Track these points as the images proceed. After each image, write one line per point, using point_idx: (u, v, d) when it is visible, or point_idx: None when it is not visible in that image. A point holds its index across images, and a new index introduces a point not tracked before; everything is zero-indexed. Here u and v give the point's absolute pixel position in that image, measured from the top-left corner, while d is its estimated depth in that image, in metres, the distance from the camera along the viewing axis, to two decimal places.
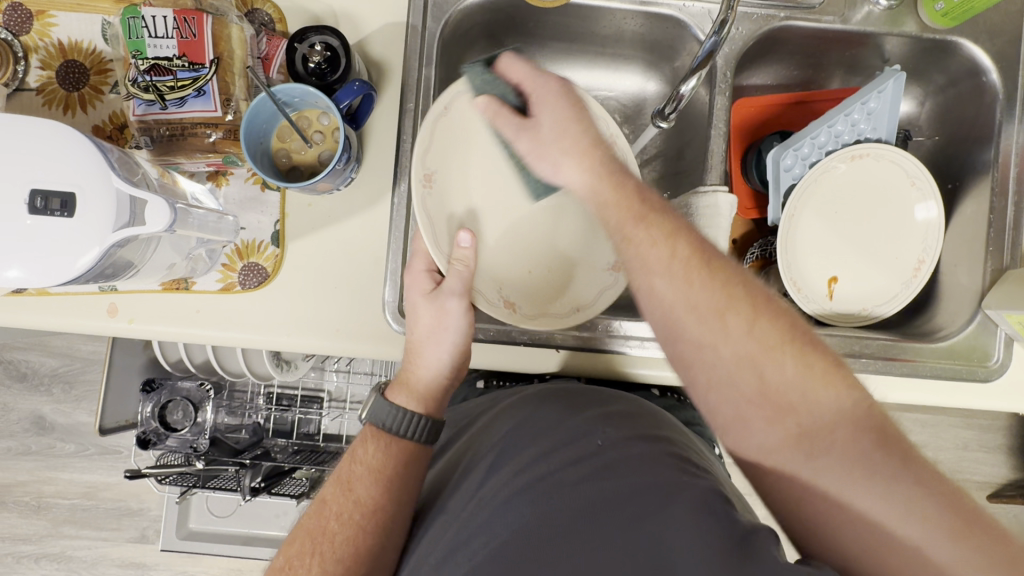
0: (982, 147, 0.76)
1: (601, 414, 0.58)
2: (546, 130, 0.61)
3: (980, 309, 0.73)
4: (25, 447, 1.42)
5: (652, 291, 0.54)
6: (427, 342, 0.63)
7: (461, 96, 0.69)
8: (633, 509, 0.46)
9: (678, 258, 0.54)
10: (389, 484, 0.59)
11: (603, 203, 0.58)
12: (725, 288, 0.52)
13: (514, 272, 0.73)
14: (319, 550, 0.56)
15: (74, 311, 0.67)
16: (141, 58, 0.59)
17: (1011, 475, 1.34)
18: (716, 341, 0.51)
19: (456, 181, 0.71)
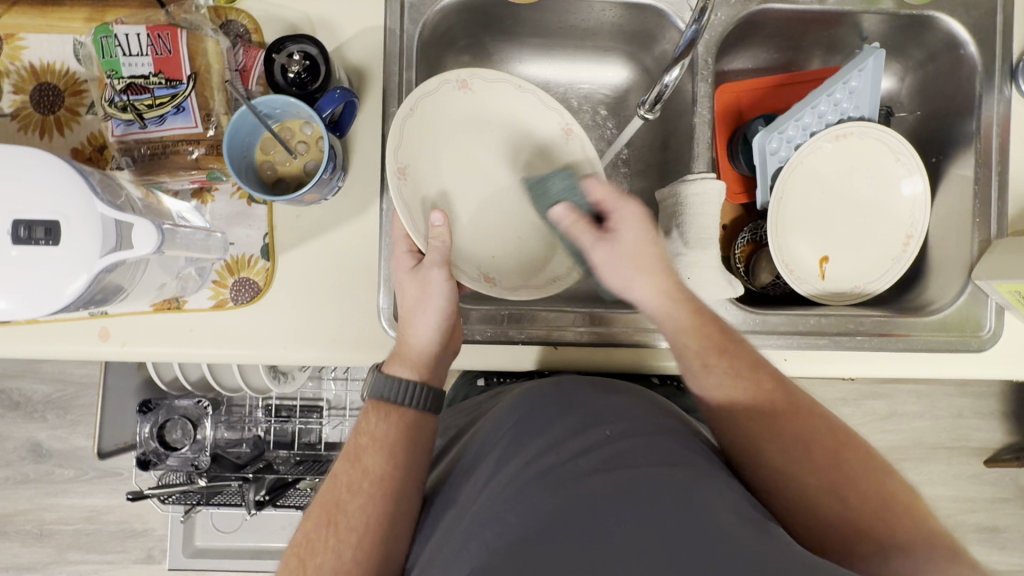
0: (963, 119, 0.77)
1: (608, 399, 0.58)
2: (626, 245, 0.61)
3: (970, 279, 0.74)
4: (25, 475, 1.40)
5: (735, 419, 0.57)
6: (416, 312, 0.62)
7: (428, 97, 0.69)
8: (647, 501, 0.45)
9: (761, 388, 0.58)
10: (396, 454, 0.59)
11: (681, 327, 0.60)
12: (806, 420, 0.57)
13: (496, 248, 0.74)
14: (334, 522, 0.55)
15: (67, 337, 0.66)
16: (117, 78, 0.59)
17: (1008, 439, 1.36)
18: (778, 438, 0.56)
19: (429, 174, 0.71)
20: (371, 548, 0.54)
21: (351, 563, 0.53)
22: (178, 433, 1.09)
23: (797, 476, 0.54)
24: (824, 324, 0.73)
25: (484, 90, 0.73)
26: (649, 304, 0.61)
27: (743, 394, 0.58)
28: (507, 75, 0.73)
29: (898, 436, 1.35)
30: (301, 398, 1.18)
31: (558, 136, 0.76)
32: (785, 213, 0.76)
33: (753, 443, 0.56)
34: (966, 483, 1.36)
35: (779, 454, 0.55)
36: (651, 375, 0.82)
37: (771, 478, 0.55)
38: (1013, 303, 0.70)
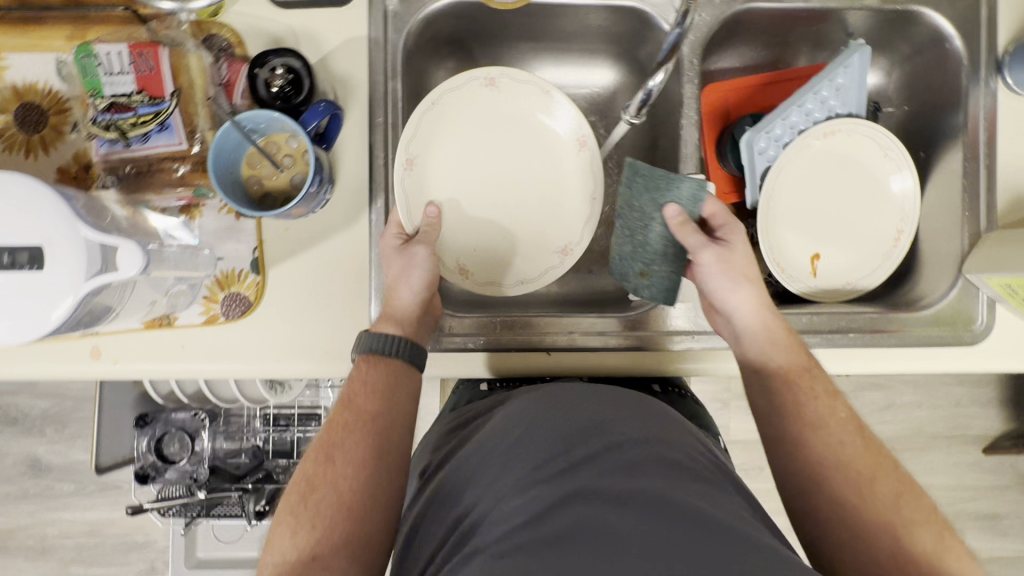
0: (950, 113, 0.77)
1: (614, 406, 0.57)
2: (736, 256, 0.68)
3: (961, 274, 0.74)
4: (24, 491, 1.40)
5: (802, 443, 0.60)
6: (401, 279, 0.65)
7: (450, 93, 0.72)
8: (664, 513, 0.45)
9: (837, 416, 0.61)
10: (387, 398, 0.60)
11: (771, 334, 0.65)
12: (874, 456, 0.59)
13: (489, 246, 0.75)
14: (333, 464, 0.57)
15: (59, 357, 0.66)
16: (99, 97, 0.61)
17: (1006, 427, 1.36)
18: (842, 465, 0.58)
19: (436, 170, 0.74)
20: (369, 484, 0.56)
21: (350, 499, 0.55)
22: (175, 446, 1.11)
23: (847, 508, 0.57)
24: (817, 323, 0.73)
25: (509, 90, 0.74)
26: (744, 313, 0.66)
27: (825, 423, 0.61)
28: (535, 78, 0.73)
29: (896, 427, 1.35)
30: (300, 406, 1.13)
31: (573, 146, 0.75)
32: (784, 198, 0.77)
33: (815, 466, 0.59)
34: (967, 472, 1.36)
35: (839, 484, 0.58)
36: (652, 383, 0.80)
37: (819, 504, 0.58)
38: (1004, 296, 0.70)
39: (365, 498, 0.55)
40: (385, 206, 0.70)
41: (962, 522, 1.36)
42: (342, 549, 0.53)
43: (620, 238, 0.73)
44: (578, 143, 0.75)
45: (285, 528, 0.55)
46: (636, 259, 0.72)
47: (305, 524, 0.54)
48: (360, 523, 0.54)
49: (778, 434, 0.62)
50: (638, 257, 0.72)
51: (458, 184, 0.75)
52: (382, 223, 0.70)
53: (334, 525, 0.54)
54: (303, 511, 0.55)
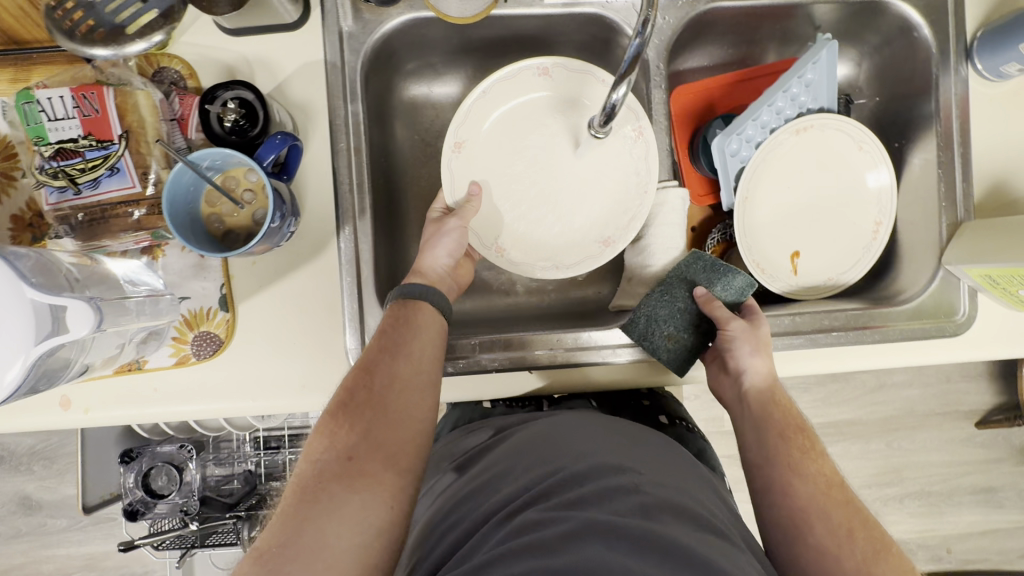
0: (922, 102, 0.76)
1: (634, 446, 0.57)
2: (761, 332, 0.67)
3: (941, 265, 0.73)
4: (17, 529, 1.38)
5: (788, 487, 0.59)
6: (429, 243, 0.69)
7: (505, 82, 0.73)
8: (674, 557, 0.44)
9: (825, 477, 0.60)
10: (418, 327, 0.62)
11: (770, 399, 0.66)
12: (857, 514, 0.58)
13: (529, 233, 0.75)
14: (375, 381, 0.58)
15: (27, 408, 0.64)
16: (44, 144, 0.58)
17: (998, 400, 1.36)
18: (824, 515, 0.57)
19: (482, 158, 0.75)
20: (404, 400, 0.57)
21: (388, 410, 0.56)
22: (162, 480, 1.05)
23: (830, 553, 0.55)
24: (798, 323, 0.72)
25: (562, 79, 0.74)
26: (756, 379, 0.66)
27: (809, 472, 0.60)
28: (591, 67, 0.72)
29: (889, 407, 1.35)
30: (290, 428, 1.12)
31: (628, 137, 0.73)
32: (809, 171, 0.76)
33: (798, 508, 0.58)
34: (960, 447, 1.37)
35: (820, 533, 0.56)
36: (658, 415, 0.77)
37: (800, 550, 0.56)
38: (985, 286, 0.69)
39: (401, 412, 0.57)
40: (353, 232, 0.67)
41: (958, 497, 1.37)
42: (379, 452, 0.54)
43: (654, 298, 0.69)
44: (634, 134, 0.73)
45: (322, 433, 0.55)
46: (667, 323, 0.69)
47: (342, 429, 0.55)
48: (396, 432, 0.55)
49: (764, 480, 0.61)
50: (670, 321, 0.69)
51: (503, 172, 0.75)
52: (351, 250, 0.67)
53: (371, 430, 0.55)
54: (341, 417, 0.56)
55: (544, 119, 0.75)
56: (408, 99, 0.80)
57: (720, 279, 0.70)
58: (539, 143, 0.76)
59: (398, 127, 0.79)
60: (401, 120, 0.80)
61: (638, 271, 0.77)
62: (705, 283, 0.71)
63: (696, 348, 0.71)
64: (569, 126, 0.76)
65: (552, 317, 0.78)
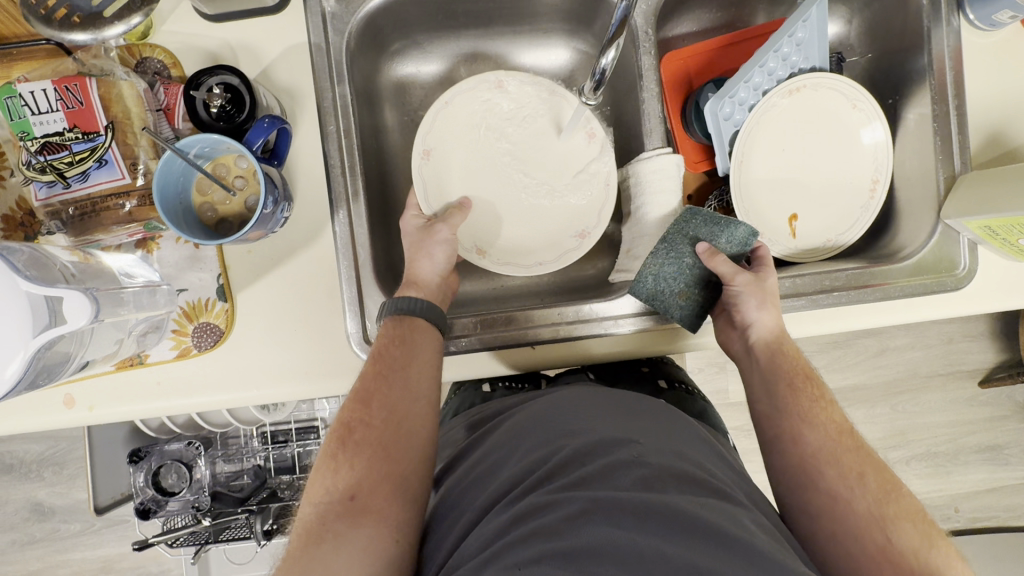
0: (914, 56, 0.75)
1: (636, 417, 0.56)
2: (767, 284, 0.67)
3: (940, 220, 0.72)
4: (31, 536, 1.39)
5: (798, 438, 0.61)
6: (419, 251, 0.68)
7: (465, 93, 0.74)
8: (679, 526, 0.44)
9: (833, 423, 0.61)
10: (415, 350, 0.62)
11: (778, 351, 0.66)
12: (866, 456, 0.59)
13: (506, 237, 0.75)
14: (370, 413, 0.59)
15: (33, 410, 0.64)
16: (30, 139, 0.57)
17: (1001, 357, 1.36)
18: (834, 461, 0.58)
19: (458, 171, 0.74)
20: (404, 430, 0.59)
21: (386, 442, 0.57)
22: (172, 478, 1.04)
23: (840, 497, 0.56)
24: (800, 286, 0.72)
25: (517, 90, 0.75)
26: (762, 333, 0.66)
27: (821, 422, 0.61)
28: (542, 78, 0.75)
29: (892, 370, 1.36)
30: (296, 421, 1.12)
31: (582, 139, 0.75)
32: (804, 138, 0.76)
33: (809, 457, 0.59)
34: (965, 406, 1.37)
35: (830, 477, 0.58)
36: (658, 379, 0.78)
37: (809, 497, 0.58)
38: (986, 238, 0.69)
39: (401, 441, 0.58)
40: (348, 215, 0.66)
41: (965, 455, 1.38)
42: (380, 486, 0.55)
43: (660, 256, 0.68)
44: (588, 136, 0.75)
45: (325, 471, 0.57)
46: (677, 280, 0.69)
47: (344, 466, 0.56)
48: (397, 464, 0.56)
49: (773, 430, 0.63)
50: (678, 278, 0.69)
51: (475, 181, 0.75)
52: (346, 234, 0.66)
53: (372, 466, 0.56)
54: (342, 454, 0.57)
55: (505, 128, 0.75)
56: (396, 81, 0.79)
57: (724, 232, 0.68)
58: (502, 153, 0.76)
59: (386, 110, 0.78)
60: (391, 102, 0.79)
61: (636, 241, 0.74)
62: (709, 238, 0.69)
63: (704, 300, 0.71)
64: (529, 135, 0.76)
65: (550, 293, 0.79)
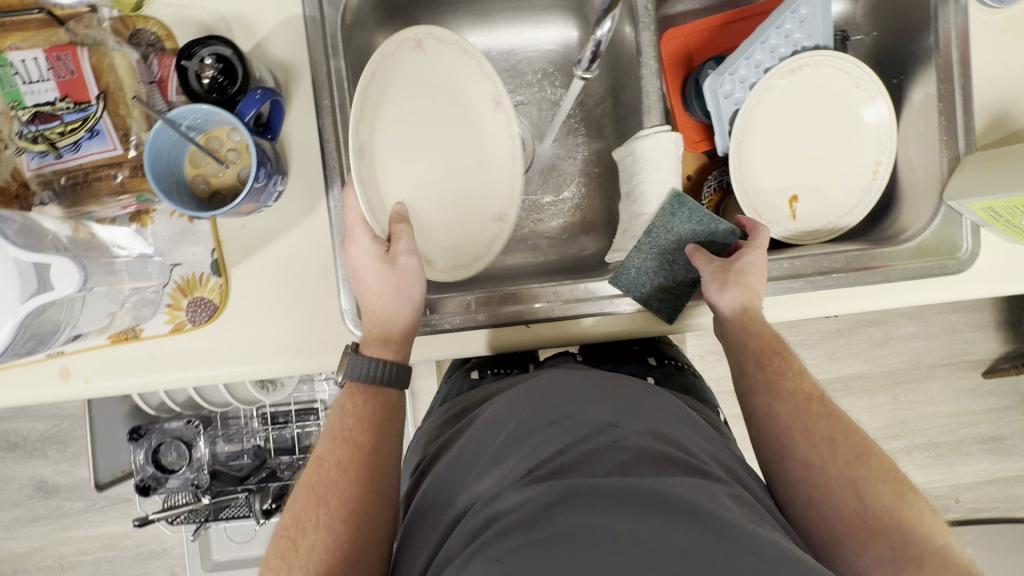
0: (920, 34, 0.73)
1: (611, 401, 0.56)
2: (745, 265, 0.65)
3: (943, 201, 0.71)
4: (36, 513, 1.40)
5: (770, 410, 0.61)
6: (394, 294, 0.62)
7: (388, 61, 0.67)
8: (656, 506, 0.43)
9: (804, 395, 0.62)
10: (378, 433, 0.60)
11: (750, 328, 0.64)
12: (839, 425, 0.59)
13: (434, 222, 0.72)
14: (325, 503, 0.56)
15: (29, 381, 0.65)
16: (21, 108, 0.58)
17: (1005, 348, 1.35)
18: (805, 434, 0.59)
19: (387, 155, 0.69)
20: (362, 523, 0.55)
21: (343, 540, 0.54)
22: (173, 455, 1.03)
23: (813, 466, 0.57)
24: (799, 266, 0.71)
25: (437, 56, 0.70)
26: (728, 311, 0.64)
27: (792, 395, 0.62)
28: (458, 39, 0.70)
29: (894, 360, 1.35)
30: (296, 402, 1.13)
31: (489, 108, 0.73)
32: (801, 120, 0.75)
33: (783, 429, 0.60)
34: (967, 397, 1.36)
35: (803, 447, 0.58)
36: (647, 357, 0.79)
37: (784, 468, 0.58)
38: (989, 220, 0.68)
39: (357, 537, 0.55)
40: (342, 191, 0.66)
41: (967, 446, 1.37)
42: None
43: (643, 251, 0.69)
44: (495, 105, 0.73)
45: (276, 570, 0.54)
46: (657, 274, 0.69)
47: (296, 567, 0.53)
48: (352, 565, 0.54)
49: (751, 406, 0.63)
50: (660, 273, 0.69)
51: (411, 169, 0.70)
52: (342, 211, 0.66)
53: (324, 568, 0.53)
54: (294, 553, 0.54)
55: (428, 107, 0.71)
56: None
57: (707, 228, 0.70)
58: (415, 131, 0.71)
59: None
60: None
61: (633, 221, 0.73)
62: (689, 235, 0.71)
63: (686, 294, 0.71)
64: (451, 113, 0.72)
65: (545, 274, 0.79)
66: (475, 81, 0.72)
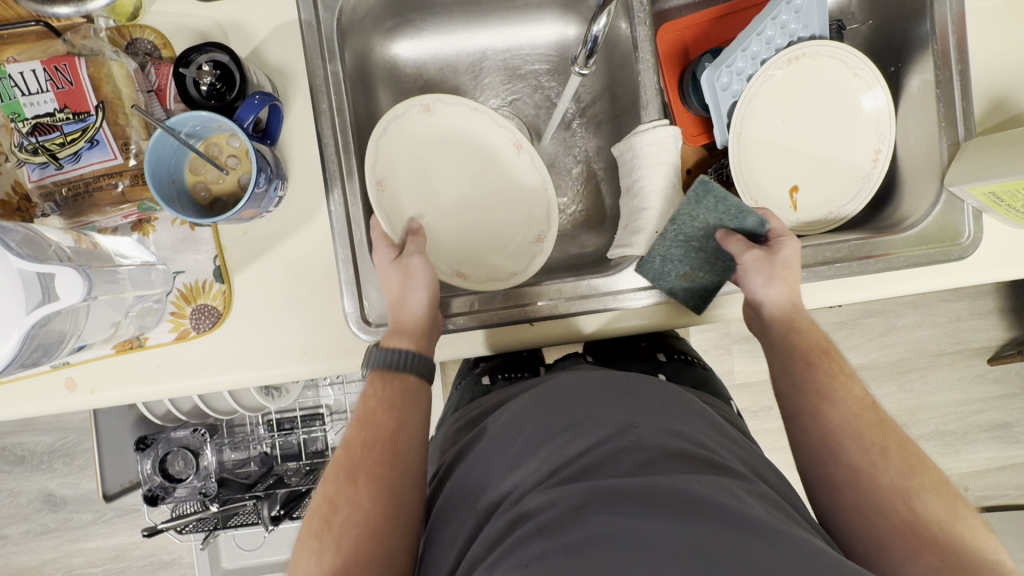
0: (917, 21, 0.73)
1: (631, 400, 0.55)
2: (781, 257, 0.65)
3: (943, 187, 0.71)
4: (45, 526, 1.40)
5: (820, 413, 0.61)
6: (399, 287, 0.64)
7: (399, 120, 0.71)
8: (685, 507, 0.43)
9: (855, 399, 0.61)
10: (400, 419, 0.60)
11: (795, 327, 0.66)
12: (889, 431, 0.59)
13: (482, 250, 0.75)
14: (354, 482, 0.56)
15: (34, 393, 0.65)
16: (21, 120, 0.57)
17: (1010, 334, 1.34)
18: (856, 438, 0.58)
19: (425, 199, 0.74)
20: (392, 499, 0.55)
21: (374, 517, 0.54)
22: (179, 465, 1.02)
23: (863, 472, 0.56)
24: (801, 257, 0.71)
25: (445, 113, 0.74)
26: (774, 306, 0.66)
27: (840, 396, 0.61)
28: (463, 99, 0.73)
29: (900, 349, 1.35)
30: (301, 408, 1.15)
31: (510, 151, 0.75)
32: (799, 111, 0.75)
33: (831, 432, 0.59)
34: (974, 385, 1.36)
35: (852, 451, 0.57)
36: (657, 354, 0.79)
37: (829, 471, 0.58)
38: (991, 205, 0.68)
39: (389, 512, 0.54)
40: (342, 195, 0.66)
41: (974, 434, 1.37)
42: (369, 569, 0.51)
43: (669, 238, 0.67)
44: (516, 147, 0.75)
45: (309, 552, 0.53)
46: (682, 262, 0.68)
47: (330, 547, 0.53)
48: (385, 541, 0.53)
49: (795, 407, 0.63)
50: (685, 260, 0.68)
51: (448, 208, 0.75)
52: (342, 213, 0.66)
53: (357, 545, 0.52)
54: (327, 535, 0.53)
55: (455, 153, 0.75)
56: (388, 62, 0.78)
57: (735, 221, 0.69)
58: (449, 175, 0.75)
59: (381, 91, 0.78)
60: (384, 82, 0.78)
61: (635, 216, 0.73)
62: (719, 222, 0.69)
63: (713, 286, 0.69)
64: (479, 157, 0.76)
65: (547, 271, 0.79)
66: (490, 130, 0.75)
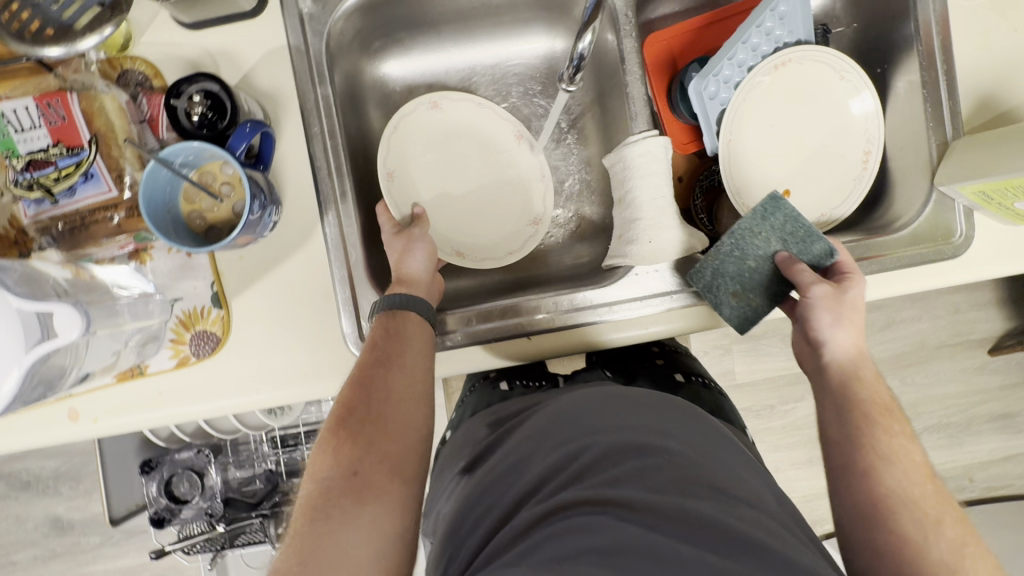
0: (900, 23, 0.74)
1: (662, 411, 0.56)
2: (848, 297, 0.63)
3: (934, 186, 0.71)
4: (52, 551, 1.40)
5: (877, 472, 0.57)
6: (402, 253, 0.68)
7: (409, 116, 0.77)
8: (717, 534, 0.44)
9: (915, 463, 0.57)
10: (409, 343, 0.61)
11: (857, 377, 0.62)
12: (943, 501, 0.56)
13: (483, 232, 0.78)
14: (368, 394, 0.57)
15: (37, 424, 0.65)
16: (15, 157, 0.59)
17: (1009, 324, 1.35)
18: (912, 509, 0.54)
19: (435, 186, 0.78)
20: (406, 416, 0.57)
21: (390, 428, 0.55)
22: (184, 486, 1.02)
23: (912, 544, 0.53)
24: None
25: (452, 108, 0.78)
26: (839, 351, 0.63)
27: (898, 460, 0.57)
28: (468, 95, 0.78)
29: (901, 343, 1.35)
30: (305, 424, 1.10)
31: (511, 141, 0.80)
32: (790, 115, 0.75)
33: (883, 495, 0.56)
34: (976, 376, 1.36)
35: (904, 520, 0.54)
36: (674, 372, 0.80)
37: (873, 535, 0.55)
38: (980, 203, 0.68)
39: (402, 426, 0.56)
40: (337, 216, 0.67)
41: (978, 425, 1.37)
42: (384, 472, 0.53)
43: (725, 251, 0.66)
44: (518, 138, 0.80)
45: (323, 453, 0.54)
46: (734, 280, 0.67)
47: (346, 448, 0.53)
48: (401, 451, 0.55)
49: (843, 460, 0.59)
50: (737, 278, 0.67)
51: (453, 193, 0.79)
52: (336, 235, 0.67)
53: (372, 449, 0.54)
54: (340, 438, 0.54)
55: (462, 143, 0.79)
56: (377, 81, 0.79)
57: (801, 246, 0.66)
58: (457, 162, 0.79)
59: (372, 110, 0.78)
60: (375, 100, 0.79)
61: (627, 226, 0.73)
62: (784, 246, 0.66)
63: (765, 307, 0.68)
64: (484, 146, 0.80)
65: (544, 283, 0.79)
66: (494, 123, 0.79)
